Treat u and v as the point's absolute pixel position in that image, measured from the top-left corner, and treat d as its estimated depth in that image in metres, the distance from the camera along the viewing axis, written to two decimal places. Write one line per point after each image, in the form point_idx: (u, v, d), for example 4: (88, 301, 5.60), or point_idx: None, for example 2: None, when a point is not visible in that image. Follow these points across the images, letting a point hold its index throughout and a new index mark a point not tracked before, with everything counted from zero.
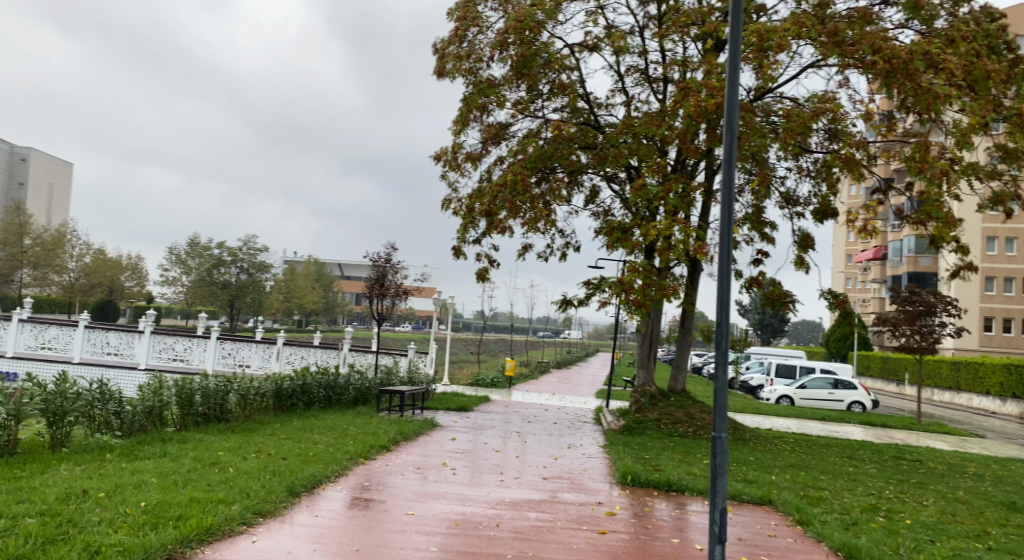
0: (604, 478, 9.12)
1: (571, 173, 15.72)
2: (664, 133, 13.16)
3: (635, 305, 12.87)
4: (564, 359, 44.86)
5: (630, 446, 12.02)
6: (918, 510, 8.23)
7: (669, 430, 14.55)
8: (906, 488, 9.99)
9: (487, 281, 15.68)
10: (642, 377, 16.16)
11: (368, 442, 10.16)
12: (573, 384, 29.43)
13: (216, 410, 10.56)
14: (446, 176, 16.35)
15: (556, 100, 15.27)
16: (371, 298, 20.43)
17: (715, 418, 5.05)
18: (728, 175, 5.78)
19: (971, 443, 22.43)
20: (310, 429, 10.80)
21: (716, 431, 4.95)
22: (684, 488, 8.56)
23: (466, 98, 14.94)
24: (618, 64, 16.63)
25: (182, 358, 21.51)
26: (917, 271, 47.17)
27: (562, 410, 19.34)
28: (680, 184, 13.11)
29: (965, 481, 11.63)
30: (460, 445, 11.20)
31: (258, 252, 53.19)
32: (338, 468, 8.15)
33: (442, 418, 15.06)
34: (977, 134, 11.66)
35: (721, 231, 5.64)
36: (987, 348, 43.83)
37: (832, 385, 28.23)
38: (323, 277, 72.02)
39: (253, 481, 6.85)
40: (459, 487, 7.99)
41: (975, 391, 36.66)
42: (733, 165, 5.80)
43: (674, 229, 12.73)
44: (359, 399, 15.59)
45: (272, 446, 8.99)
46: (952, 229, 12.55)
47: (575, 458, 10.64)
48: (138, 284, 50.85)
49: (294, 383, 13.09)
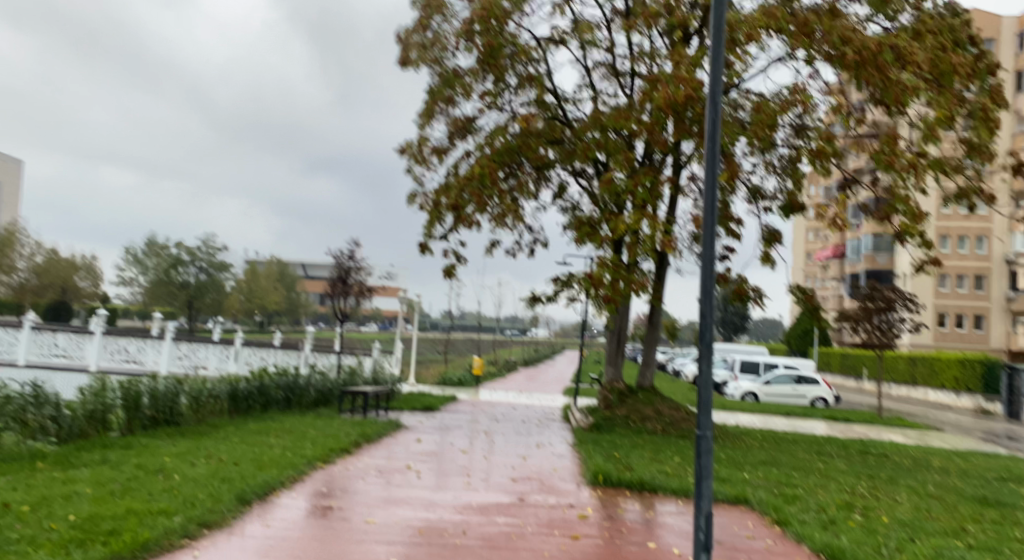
0: (574, 478, 8.81)
1: (538, 167, 15.43)
2: (633, 126, 12.90)
3: (605, 300, 12.64)
4: (531, 357, 44.75)
5: (599, 444, 11.74)
6: (893, 507, 8.07)
7: (638, 427, 14.33)
8: (877, 483, 9.85)
9: (453, 277, 15.33)
10: (611, 374, 15.92)
11: (327, 445, 9.72)
12: (540, 382, 29.21)
13: (165, 413, 10.13)
14: (411, 169, 15.92)
15: (523, 92, 14.96)
16: (332, 297, 19.83)
17: (700, 416, 4.83)
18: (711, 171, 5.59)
19: (932, 437, 22.68)
20: (266, 433, 10.34)
21: (700, 430, 4.73)
22: (657, 487, 8.28)
23: (431, 89, 14.51)
24: (585, 57, 16.37)
25: (135, 360, 20.67)
26: (876, 268, 47.95)
27: (530, 409, 19.04)
28: (649, 178, 12.88)
29: (933, 475, 11.59)
30: (426, 447, 10.82)
31: (218, 251, 52.07)
32: (295, 474, 7.71)
33: (407, 418, 14.66)
34: (944, 127, 11.61)
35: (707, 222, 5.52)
36: (942, 343, 44.83)
37: (795, 381, 28.41)
38: (286, 277, 70.86)
39: (199, 490, 6.40)
40: (424, 492, 7.60)
41: (932, 385, 37.30)
42: (717, 161, 5.60)
43: (644, 224, 12.50)
44: (321, 400, 15.12)
45: (225, 450, 8.54)
46: (919, 223, 12.50)
47: (544, 458, 10.33)
48: (94, 285, 49.57)
49: (251, 385, 12.56)
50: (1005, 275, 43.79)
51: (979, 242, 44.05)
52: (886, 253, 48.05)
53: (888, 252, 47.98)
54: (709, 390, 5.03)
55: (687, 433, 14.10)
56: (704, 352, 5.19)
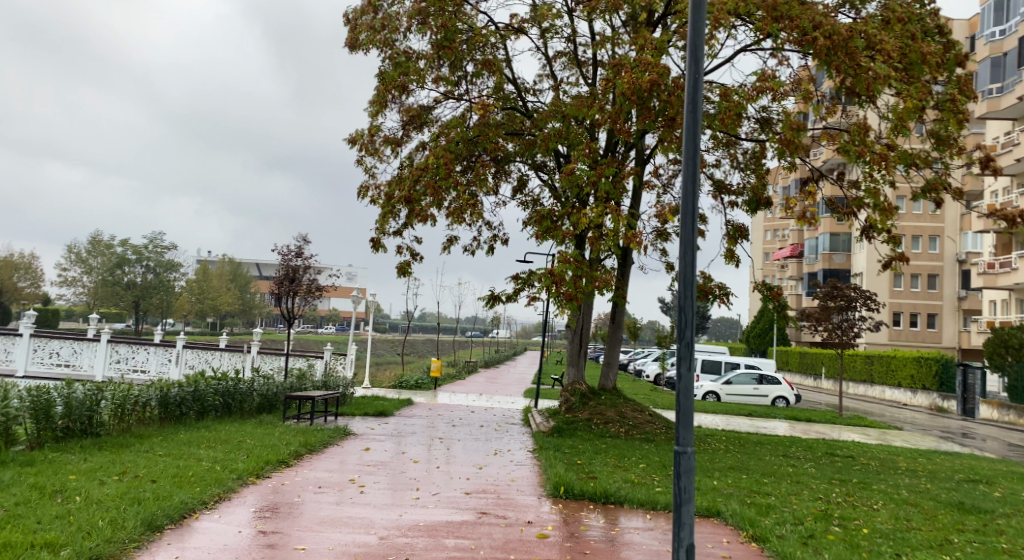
0: (532, 490, 8.11)
1: (497, 159, 14.78)
2: (595, 114, 12.25)
3: (566, 298, 12.03)
4: (491, 358, 44.14)
5: (560, 450, 11.08)
6: (872, 515, 7.54)
7: (600, 431, 13.71)
8: (851, 489, 9.35)
9: (407, 275, 14.56)
10: (572, 375, 15.33)
11: (263, 456, 8.87)
12: (501, 384, 28.52)
13: (80, 423, 9.20)
14: (363, 161, 15.09)
15: (482, 79, 14.31)
16: (279, 296, 18.80)
17: (680, 429, 4.60)
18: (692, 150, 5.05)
19: (892, 435, 22.59)
20: (197, 444, 9.44)
21: (681, 445, 4.53)
22: (622, 500, 7.60)
23: (382, 76, 13.69)
24: (546, 46, 15.75)
25: (68, 364, 19.79)
26: (833, 268, 48.37)
27: (489, 412, 18.34)
28: (613, 169, 12.28)
29: (904, 478, 11.17)
30: (375, 457, 10.04)
31: (166, 250, 50.09)
32: (220, 491, 6.86)
33: (357, 424, 13.81)
34: (913, 119, 11.04)
35: (686, 199, 4.98)
36: (896, 341, 45.01)
37: (756, 380, 28.21)
38: (239, 277, 68.76)
39: (100, 514, 5.58)
40: (366, 510, 6.81)
41: (887, 383, 37.62)
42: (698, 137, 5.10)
43: (607, 217, 11.93)
44: (264, 405, 14.21)
45: (143, 464, 7.68)
46: (889, 217, 12.03)
47: (501, 467, 9.62)
48: (32, 285, 47.51)
49: (184, 390, 11.62)
50: (956, 275, 44.51)
51: (932, 241, 44.89)
52: (843, 252, 48.51)
53: (844, 251, 48.45)
54: (691, 399, 4.60)
55: (651, 436, 13.54)
56: (684, 354, 4.68)
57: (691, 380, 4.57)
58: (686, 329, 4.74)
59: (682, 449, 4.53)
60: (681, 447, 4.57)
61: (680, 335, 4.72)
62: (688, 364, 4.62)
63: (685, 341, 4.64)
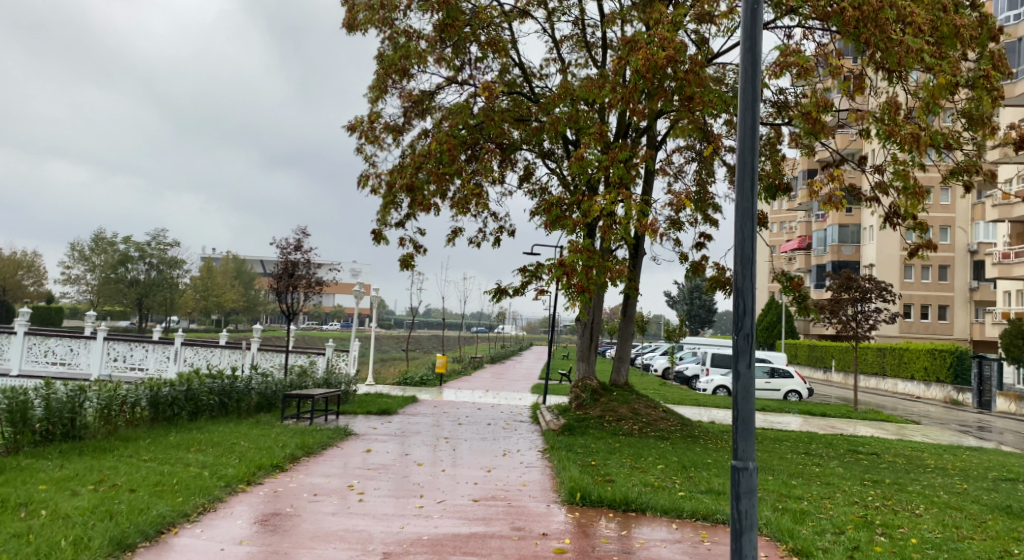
0: (545, 496, 7.49)
1: (503, 148, 14.20)
2: (607, 95, 11.57)
3: (577, 290, 11.41)
4: (497, 354, 43.63)
5: (572, 451, 10.47)
6: (918, 522, 6.90)
7: (613, 429, 13.08)
8: (887, 491, 8.68)
9: (411, 267, 13.98)
10: (583, 370, 14.75)
11: (257, 460, 8.28)
12: (507, 379, 27.93)
13: (61, 425, 8.65)
14: (363, 149, 14.48)
15: (487, 62, 13.69)
16: (279, 291, 18.18)
17: (738, 442, 4.37)
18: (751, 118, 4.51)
19: (911, 430, 21.89)
20: (187, 447, 8.87)
21: (742, 459, 4.33)
22: (645, 507, 6.97)
23: (383, 60, 13.09)
24: (553, 28, 15.09)
25: (64, 362, 19.36)
26: (842, 260, 47.50)
27: (496, 409, 17.75)
28: (626, 153, 11.58)
29: (936, 478, 10.53)
30: (376, 459, 9.45)
31: (170, 247, 49.68)
32: (204, 500, 6.28)
33: (358, 423, 13.22)
34: (946, 96, 10.22)
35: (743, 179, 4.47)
36: (907, 334, 44.24)
37: (769, 374, 27.53)
38: (243, 273, 68.22)
39: (63, 533, 5.02)
40: (365, 522, 6.22)
41: (900, 376, 36.91)
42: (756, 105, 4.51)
43: (619, 203, 11.28)
44: (263, 404, 13.65)
45: (124, 471, 7.10)
46: (922, 202, 11.24)
47: (510, 470, 9.01)
48: (36, 283, 47.40)
49: (176, 390, 11.04)
50: (968, 265, 43.70)
51: (943, 231, 43.81)
52: (852, 244, 47.58)
53: (853, 243, 47.51)
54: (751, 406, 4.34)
55: (666, 434, 12.93)
56: (742, 348, 4.37)
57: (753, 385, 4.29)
58: (743, 321, 4.39)
59: (745, 464, 4.32)
60: (740, 463, 4.36)
61: (738, 327, 4.35)
62: (748, 360, 4.32)
63: (744, 336, 4.32)
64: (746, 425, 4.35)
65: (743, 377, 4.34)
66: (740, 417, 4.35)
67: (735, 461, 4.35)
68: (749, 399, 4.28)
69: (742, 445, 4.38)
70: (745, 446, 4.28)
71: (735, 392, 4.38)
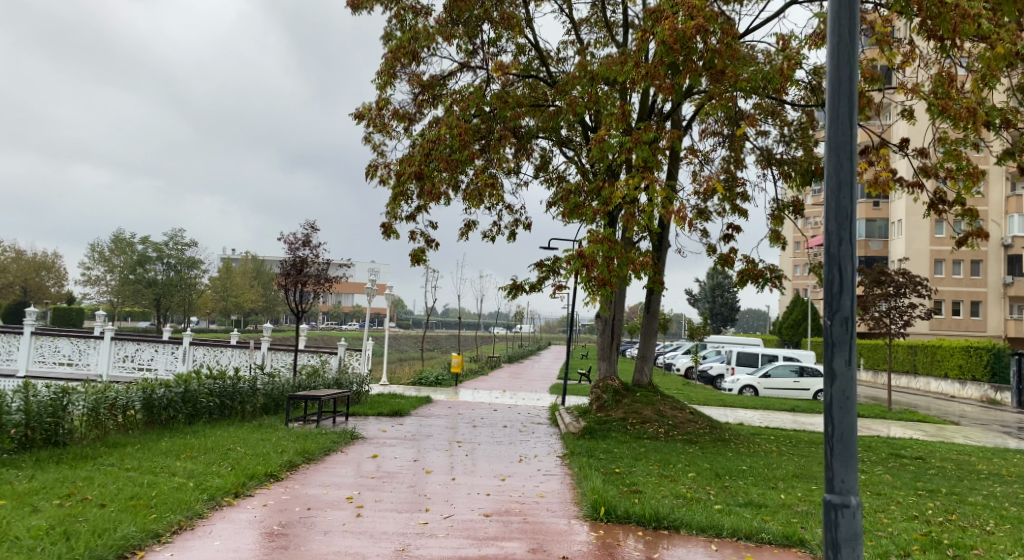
0: (565, 510, 6.70)
1: (521, 139, 13.56)
2: (631, 73, 10.73)
3: (598, 283, 10.57)
4: (515, 353, 42.88)
5: (595, 457, 9.67)
6: (994, 542, 6.02)
7: (637, 432, 12.26)
8: (947, 503, 7.80)
9: (422, 262, 13.29)
10: (604, 369, 13.97)
11: (249, 469, 7.57)
12: (525, 379, 27.13)
13: (40, 431, 8.01)
14: (371, 138, 13.78)
15: (500, 44, 12.98)
16: (288, 288, 17.52)
17: (835, 458, 4.05)
18: (848, 80, 4.11)
19: (950, 431, 20.79)
20: (177, 454, 8.20)
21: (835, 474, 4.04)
22: (679, 524, 6.15)
23: (391, 42, 12.40)
24: (570, 9, 14.31)
25: (71, 363, 18.91)
26: (869, 255, 46.18)
27: (514, 410, 16.97)
28: (651, 133, 10.71)
29: (994, 486, 9.60)
30: (382, 466, 8.72)
31: (188, 248, 49.47)
32: (181, 518, 5.59)
33: (367, 426, 12.52)
34: (1005, 67, 9.21)
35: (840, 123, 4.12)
36: (938, 331, 43.06)
37: (797, 373, 26.43)
38: (262, 274, 68.21)
39: None
40: (361, 542, 5.48)
41: (932, 374, 35.62)
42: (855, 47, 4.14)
43: (643, 188, 10.47)
44: (268, 405, 12.98)
45: (100, 483, 6.44)
46: (978, 183, 10.23)
47: (526, 478, 8.23)
48: (57, 284, 47.61)
49: (172, 392, 10.39)
50: (1002, 260, 42.25)
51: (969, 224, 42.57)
52: (879, 239, 46.32)
53: (880, 238, 46.21)
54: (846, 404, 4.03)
55: (694, 438, 12.09)
56: (838, 341, 4.07)
57: (852, 393, 3.99)
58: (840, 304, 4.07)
59: (847, 503, 3.98)
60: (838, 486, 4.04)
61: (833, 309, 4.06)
62: (845, 358, 4.04)
63: (840, 324, 4.02)
64: (843, 444, 4.03)
65: (840, 381, 4.03)
66: (837, 437, 4.03)
67: (834, 499, 4.02)
68: (848, 414, 3.98)
69: (840, 476, 4.05)
70: (845, 478, 3.97)
71: (831, 400, 4.06)
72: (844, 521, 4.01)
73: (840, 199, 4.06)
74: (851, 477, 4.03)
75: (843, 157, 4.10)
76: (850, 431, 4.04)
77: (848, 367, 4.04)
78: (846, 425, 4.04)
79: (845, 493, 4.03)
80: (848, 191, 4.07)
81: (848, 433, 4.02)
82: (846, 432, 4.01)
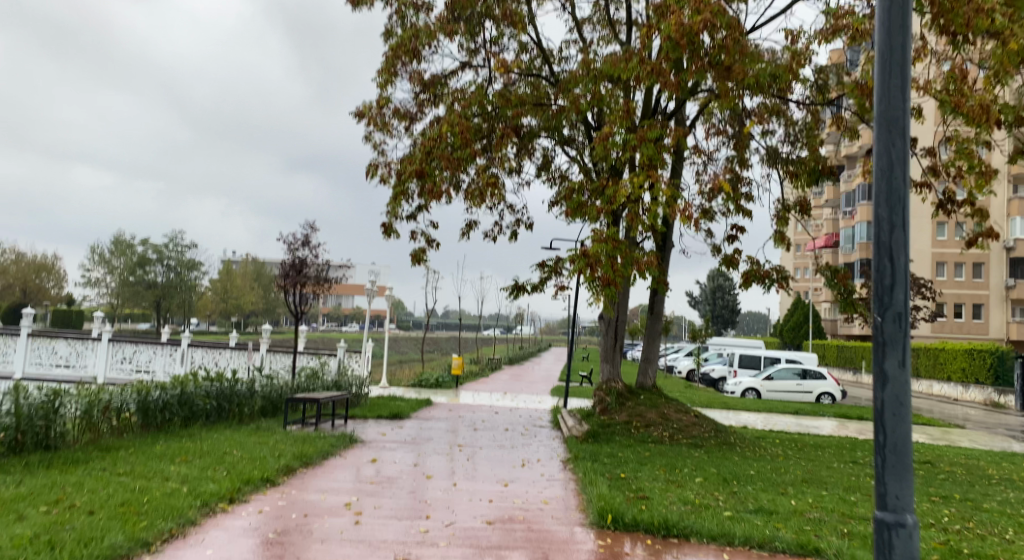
0: (571, 516, 6.50)
1: (524, 138, 13.39)
2: (636, 70, 10.52)
3: (603, 282, 10.39)
4: (516, 355, 42.67)
5: (599, 461, 9.46)
6: (1015, 552, 5.80)
7: (641, 435, 12.05)
8: (962, 510, 7.59)
9: (422, 262, 13.10)
10: (607, 372, 13.76)
11: (246, 474, 7.36)
12: (526, 381, 26.92)
13: (30, 434, 7.80)
14: (371, 136, 13.58)
15: (503, 42, 12.78)
16: (287, 289, 17.32)
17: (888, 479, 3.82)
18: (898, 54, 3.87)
19: (956, 435, 20.57)
20: (172, 458, 7.99)
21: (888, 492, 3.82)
22: (689, 532, 5.95)
23: (392, 40, 12.20)
24: (573, 7, 14.12)
25: (68, 365, 18.68)
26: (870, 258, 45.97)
27: (515, 412, 16.76)
28: (658, 130, 10.50)
29: (1007, 491, 9.38)
30: (382, 471, 8.52)
31: (188, 250, 49.27)
32: (172, 525, 5.38)
33: (367, 429, 12.31)
34: (1020, 63, 9.00)
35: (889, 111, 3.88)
36: (940, 334, 42.82)
37: (799, 376, 26.20)
38: (263, 276, 68.04)
39: None
40: (361, 552, 5.27)
41: (935, 377, 35.40)
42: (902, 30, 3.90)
43: (648, 187, 10.28)
44: (266, 408, 12.77)
45: (90, 488, 6.23)
46: (990, 182, 10.00)
47: (530, 484, 8.03)
48: (56, 285, 47.45)
49: (168, 394, 10.19)
50: (1003, 263, 42.05)
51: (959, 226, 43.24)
52: None
53: None
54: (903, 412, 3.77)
55: (699, 442, 11.88)
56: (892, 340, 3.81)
57: (906, 398, 3.75)
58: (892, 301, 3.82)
59: (902, 522, 3.77)
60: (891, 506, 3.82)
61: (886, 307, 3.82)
62: (898, 359, 3.79)
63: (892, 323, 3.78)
64: (897, 457, 3.81)
65: (894, 384, 3.79)
66: (890, 447, 3.82)
67: (887, 517, 3.81)
68: (903, 422, 3.74)
69: (894, 492, 3.84)
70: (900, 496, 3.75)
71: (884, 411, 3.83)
72: (898, 542, 3.79)
73: (893, 180, 3.83)
74: (906, 493, 3.82)
75: (895, 132, 3.87)
76: (904, 440, 3.82)
77: (903, 368, 3.78)
78: (899, 434, 3.81)
79: (899, 511, 3.82)
80: (900, 170, 3.83)
81: (902, 443, 3.80)
82: (900, 441, 3.79)
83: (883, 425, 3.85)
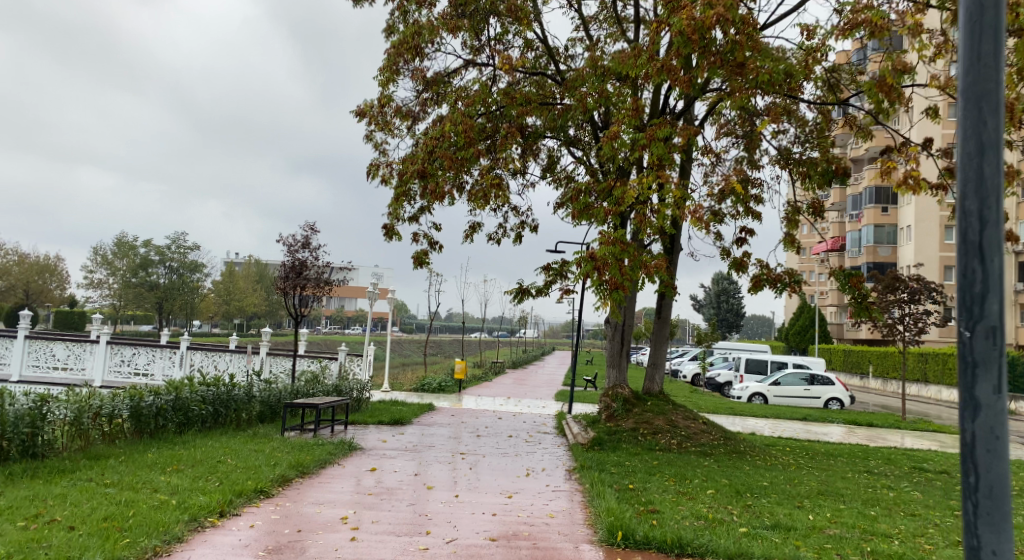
0: (578, 533, 6.17)
1: (528, 138, 13.06)
2: (644, 67, 10.18)
3: (610, 286, 10.01)
4: (520, 358, 42.36)
5: (606, 471, 9.14)
6: None
7: (649, 443, 11.72)
8: None
9: (425, 264, 12.80)
10: (614, 377, 13.42)
11: (239, 484, 7.06)
12: (529, 385, 26.61)
13: (15, 442, 7.51)
14: (373, 136, 13.30)
15: (508, 38, 12.47)
16: (287, 291, 17.01)
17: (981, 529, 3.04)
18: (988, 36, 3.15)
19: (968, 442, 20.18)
20: (162, 467, 7.70)
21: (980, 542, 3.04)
22: (704, 551, 5.62)
23: (395, 37, 11.93)
24: (580, 5, 13.82)
25: (66, 367, 18.38)
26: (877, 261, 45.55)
27: (519, 418, 16.44)
28: (668, 128, 10.14)
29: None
30: (381, 481, 8.21)
31: (190, 251, 49.08)
32: (156, 543, 5.09)
33: (367, 436, 12.00)
34: None
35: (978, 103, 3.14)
36: (948, 338, 42.33)
37: (807, 381, 25.79)
38: (266, 278, 67.89)
39: None
40: None
41: (944, 383, 34.98)
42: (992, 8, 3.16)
43: (657, 187, 9.93)
44: (265, 413, 12.48)
45: (71, 501, 5.93)
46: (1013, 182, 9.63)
47: (534, 495, 7.71)
48: (59, 287, 47.35)
49: (162, 399, 9.90)
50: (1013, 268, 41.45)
51: None
52: (887, 245, 45.68)
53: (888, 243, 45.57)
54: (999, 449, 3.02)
55: (708, 450, 11.54)
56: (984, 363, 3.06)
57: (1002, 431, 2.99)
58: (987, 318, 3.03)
59: None
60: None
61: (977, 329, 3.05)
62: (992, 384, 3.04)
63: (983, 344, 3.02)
64: (993, 502, 3.03)
65: (987, 413, 3.03)
66: (983, 491, 3.04)
67: None
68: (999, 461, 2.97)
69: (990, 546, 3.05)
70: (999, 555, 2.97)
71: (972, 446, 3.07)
72: None
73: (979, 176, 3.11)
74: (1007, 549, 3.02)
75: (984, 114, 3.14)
76: (1002, 483, 3.03)
77: (998, 395, 3.03)
78: (997, 475, 3.03)
79: None
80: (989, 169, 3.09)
81: (1000, 485, 3.02)
82: (997, 483, 3.01)
83: (974, 464, 3.07)
